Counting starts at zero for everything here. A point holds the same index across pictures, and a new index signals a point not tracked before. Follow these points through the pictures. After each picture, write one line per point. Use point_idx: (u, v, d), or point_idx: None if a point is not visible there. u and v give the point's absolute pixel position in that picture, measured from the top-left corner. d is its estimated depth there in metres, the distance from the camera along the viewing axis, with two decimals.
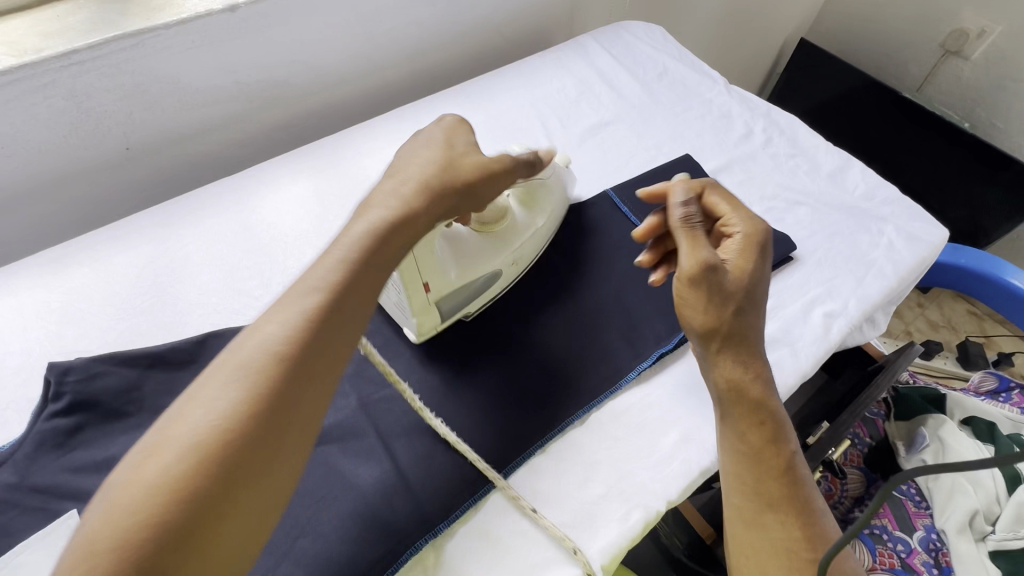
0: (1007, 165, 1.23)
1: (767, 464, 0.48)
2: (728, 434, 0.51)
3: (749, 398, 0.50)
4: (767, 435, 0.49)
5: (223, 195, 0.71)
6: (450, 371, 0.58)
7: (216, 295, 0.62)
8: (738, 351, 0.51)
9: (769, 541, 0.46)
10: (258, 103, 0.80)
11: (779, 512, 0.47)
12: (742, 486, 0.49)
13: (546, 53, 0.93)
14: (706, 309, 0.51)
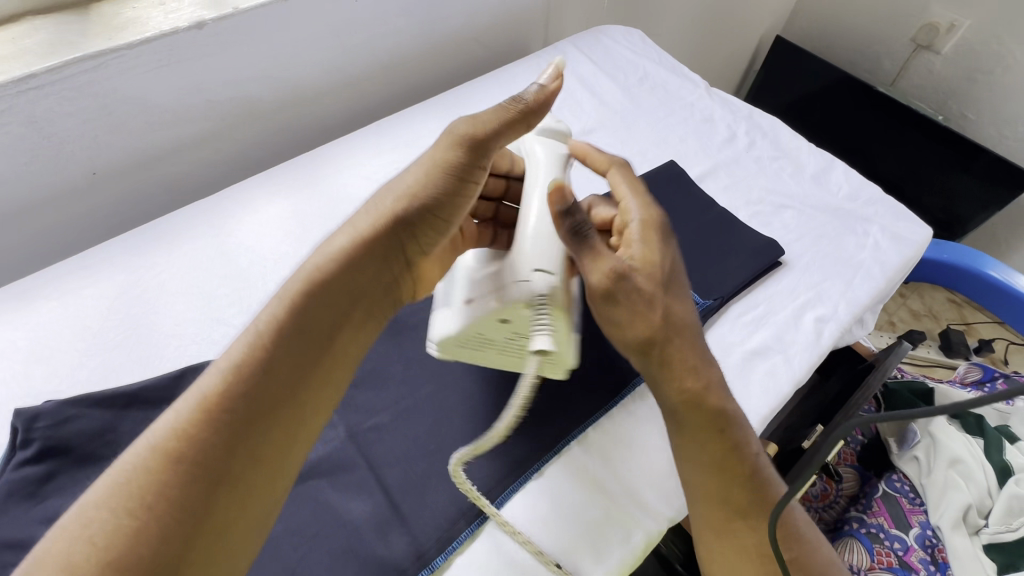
0: (977, 155, 1.26)
1: (731, 472, 0.47)
2: (688, 449, 0.48)
3: (705, 408, 0.48)
4: (727, 442, 0.47)
5: (198, 219, 0.69)
6: (441, 395, 0.56)
7: (193, 326, 0.60)
8: (682, 359, 0.49)
9: (743, 549, 0.46)
10: (231, 121, 0.77)
11: (750, 520, 0.46)
12: (707, 497, 0.47)
13: (526, 61, 0.92)
14: (639, 319, 0.48)
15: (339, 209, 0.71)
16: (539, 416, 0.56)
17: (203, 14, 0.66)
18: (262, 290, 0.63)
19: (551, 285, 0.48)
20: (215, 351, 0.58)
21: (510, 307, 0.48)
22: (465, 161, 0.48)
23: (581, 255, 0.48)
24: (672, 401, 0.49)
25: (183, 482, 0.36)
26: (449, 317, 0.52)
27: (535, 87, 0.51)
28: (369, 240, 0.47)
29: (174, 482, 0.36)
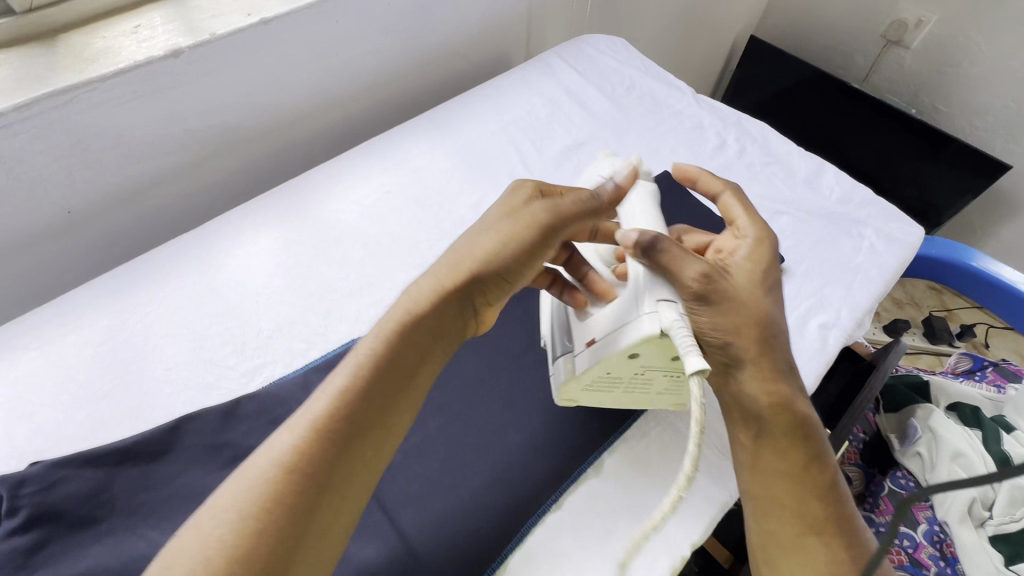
0: (946, 144, 1.29)
1: (806, 481, 0.49)
2: (765, 454, 0.50)
3: (787, 414, 0.50)
4: (807, 451, 0.49)
5: (184, 255, 0.66)
6: (452, 429, 0.55)
7: (185, 370, 0.57)
8: (768, 366, 0.50)
9: (813, 565, 0.47)
10: (213, 149, 0.74)
11: (823, 535, 0.47)
12: (781, 509, 0.49)
13: (511, 74, 0.91)
14: (733, 324, 0.50)
15: (331, 237, 0.69)
16: (554, 445, 0.55)
17: (180, 42, 0.64)
18: (257, 327, 0.60)
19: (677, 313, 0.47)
20: (211, 395, 0.55)
21: (639, 343, 0.47)
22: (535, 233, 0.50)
23: (676, 253, 0.49)
24: (751, 405, 0.50)
25: (259, 529, 0.35)
26: (574, 360, 0.53)
27: (615, 177, 0.55)
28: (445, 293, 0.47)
29: (249, 526, 0.35)
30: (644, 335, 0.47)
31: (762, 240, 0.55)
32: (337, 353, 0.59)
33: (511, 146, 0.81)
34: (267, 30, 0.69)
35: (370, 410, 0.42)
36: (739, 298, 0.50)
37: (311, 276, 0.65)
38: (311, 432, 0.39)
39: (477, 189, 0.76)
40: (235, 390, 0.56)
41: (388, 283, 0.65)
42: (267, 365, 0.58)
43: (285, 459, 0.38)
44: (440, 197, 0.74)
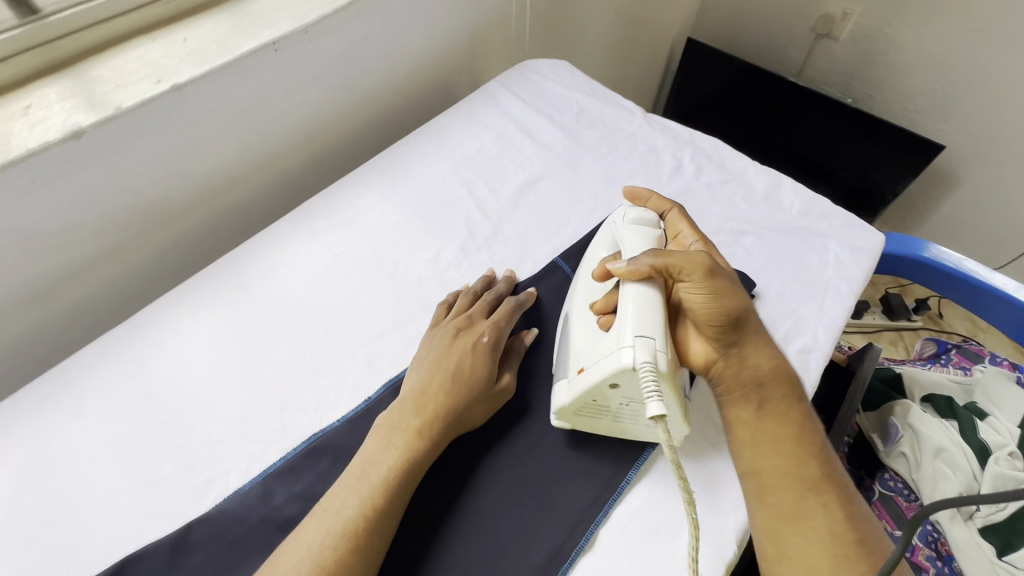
0: (879, 125, 1.33)
1: (804, 440, 0.50)
2: (767, 423, 0.51)
3: (784, 381, 0.53)
4: (800, 411, 0.52)
5: (112, 356, 0.59)
6: (431, 520, 0.49)
7: (124, 496, 0.50)
8: (758, 336, 0.54)
9: (817, 529, 0.46)
10: (136, 229, 0.67)
11: (822, 497, 0.48)
12: (783, 477, 0.49)
13: (455, 110, 0.87)
14: (735, 298, 0.52)
15: (278, 314, 0.63)
16: (546, 525, 0.49)
17: (80, 121, 0.57)
18: (203, 433, 0.54)
19: (655, 350, 0.47)
20: (157, 523, 0.49)
21: (619, 373, 0.47)
22: (491, 390, 0.54)
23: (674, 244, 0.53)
24: (751, 377, 0.52)
25: None
26: (565, 387, 0.52)
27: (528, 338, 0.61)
28: (427, 431, 0.50)
29: None
30: (621, 368, 0.46)
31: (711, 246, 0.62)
32: (298, 453, 0.53)
33: (463, 189, 0.77)
34: (180, 96, 0.63)
35: (405, 499, 0.47)
36: (733, 278, 0.54)
37: (261, 363, 0.59)
38: (348, 535, 0.44)
39: (433, 240, 0.71)
40: (183, 513, 0.50)
41: (347, 361, 0.60)
42: (219, 476, 0.52)
43: (329, 558, 0.42)
44: (393, 255, 0.69)
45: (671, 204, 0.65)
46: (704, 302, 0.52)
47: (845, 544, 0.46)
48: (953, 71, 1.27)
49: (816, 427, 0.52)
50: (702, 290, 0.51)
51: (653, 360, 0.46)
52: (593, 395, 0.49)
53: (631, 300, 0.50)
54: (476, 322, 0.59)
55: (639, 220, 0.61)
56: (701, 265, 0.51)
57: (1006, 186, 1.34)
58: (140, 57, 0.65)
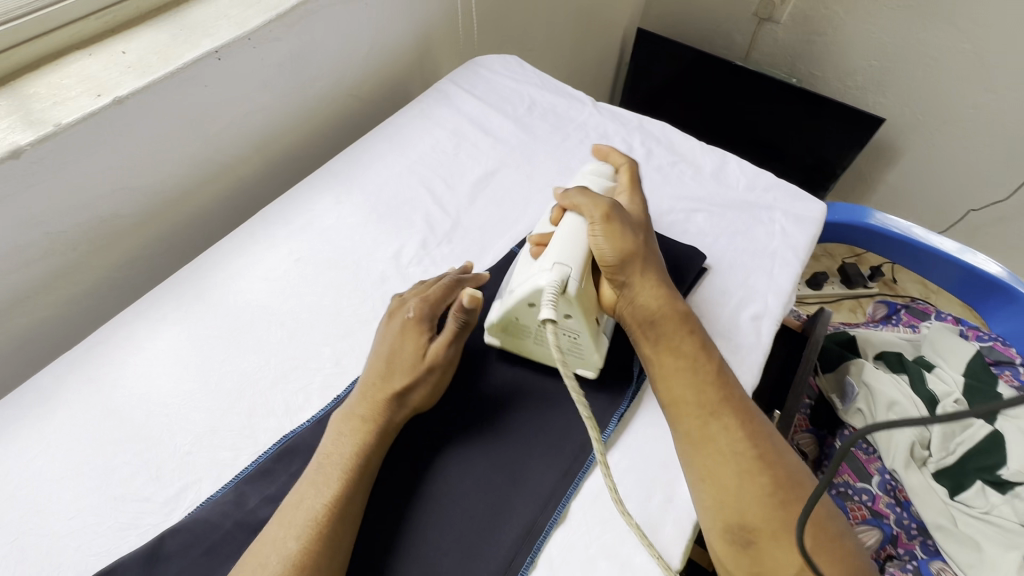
0: (824, 103, 1.38)
1: (704, 368, 0.53)
2: (663, 356, 0.54)
3: (675, 316, 0.55)
4: (697, 342, 0.54)
5: (70, 377, 0.58)
6: (406, 509, 0.50)
7: (93, 514, 0.50)
8: (653, 276, 0.57)
9: (720, 451, 0.49)
10: (87, 248, 0.66)
11: (723, 420, 0.50)
12: (686, 406, 0.51)
13: (408, 109, 0.88)
14: (629, 243, 0.56)
15: (240, 323, 0.63)
16: (520, 502, 0.51)
17: (18, 140, 0.56)
18: (171, 444, 0.54)
19: (566, 275, 0.52)
20: (129, 537, 0.49)
21: (533, 291, 0.52)
22: (416, 368, 0.54)
23: (582, 196, 0.59)
24: (645, 315, 0.55)
25: None
26: (498, 304, 0.58)
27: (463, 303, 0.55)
28: (373, 420, 0.51)
29: None
30: (535, 287, 0.52)
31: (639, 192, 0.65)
32: (269, 456, 0.53)
33: (421, 186, 0.78)
34: (123, 109, 0.62)
35: (367, 488, 0.49)
36: (632, 225, 0.58)
37: (226, 372, 0.59)
38: (311, 526, 0.45)
39: (394, 239, 0.72)
40: (155, 525, 0.49)
41: (314, 362, 0.60)
42: (190, 486, 0.52)
43: (296, 551, 0.43)
44: (354, 255, 0.70)
45: (625, 159, 0.69)
46: (601, 243, 0.56)
47: (747, 461, 0.48)
48: (886, 47, 1.34)
49: (715, 354, 0.54)
50: (601, 231, 0.56)
51: (562, 283, 0.51)
52: (517, 314, 0.55)
53: (560, 230, 0.56)
54: (408, 301, 0.59)
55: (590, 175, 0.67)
56: (601, 208, 0.57)
57: (943, 153, 1.42)
58: (78, 72, 0.64)
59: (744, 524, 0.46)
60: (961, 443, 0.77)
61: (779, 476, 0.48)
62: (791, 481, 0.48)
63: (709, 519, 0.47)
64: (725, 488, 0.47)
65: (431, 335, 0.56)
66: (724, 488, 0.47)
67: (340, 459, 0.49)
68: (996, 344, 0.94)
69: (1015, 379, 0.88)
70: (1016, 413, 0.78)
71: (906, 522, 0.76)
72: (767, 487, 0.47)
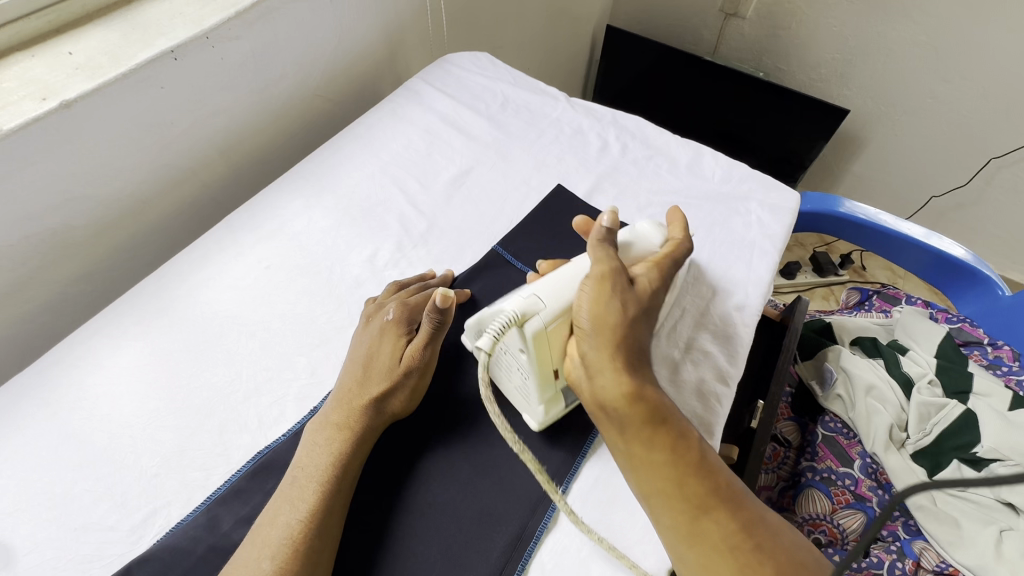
0: (791, 96, 1.40)
1: (683, 459, 0.45)
2: (636, 448, 0.46)
3: (649, 403, 0.46)
4: (672, 433, 0.46)
5: (24, 401, 0.54)
6: (392, 521, 0.48)
7: (53, 547, 0.46)
8: (626, 356, 0.48)
9: (713, 549, 0.43)
10: (37, 261, 0.62)
11: (712, 512, 0.44)
12: (668, 501, 0.45)
13: (378, 109, 0.85)
14: (610, 311, 0.49)
15: (208, 335, 0.60)
16: (510, 508, 0.50)
17: None
18: (137, 467, 0.51)
19: (534, 309, 0.48)
20: (92, 569, 0.45)
21: (496, 308, 0.50)
22: (391, 372, 0.52)
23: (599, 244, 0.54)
24: (610, 400, 0.47)
25: None
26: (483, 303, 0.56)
27: (434, 301, 0.52)
28: (348, 429, 0.49)
29: None
30: (501, 307, 0.49)
31: (673, 257, 0.57)
32: (243, 474, 0.51)
33: (394, 187, 0.75)
34: (73, 113, 0.58)
35: (345, 500, 0.47)
36: (625, 292, 0.50)
37: (195, 387, 0.56)
38: (287, 544, 0.42)
39: (368, 242, 0.70)
40: (121, 555, 0.46)
41: (289, 373, 0.58)
42: (158, 511, 0.49)
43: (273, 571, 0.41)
44: (328, 260, 0.67)
45: (685, 234, 0.60)
46: (583, 303, 0.49)
47: (744, 558, 0.42)
48: (848, 39, 1.37)
49: (692, 439, 0.46)
50: (591, 288, 0.50)
51: (523, 318, 0.48)
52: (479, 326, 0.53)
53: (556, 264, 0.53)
54: (387, 303, 0.58)
55: (644, 227, 0.59)
56: (602, 265, 0.51)
57: (905, 141, 1.46)
58: (19, 75, 0.59)
59: None
60: (937, 423, 0.79)
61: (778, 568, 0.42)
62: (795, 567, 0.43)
63: None
64: None
65: (410, 338, 0.54)
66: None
67: (315, 471, 0.47)
68: (965, 324, 0.95)
69: (984, 358, 0.90)
70: (985, 391, 0.81)
71: (888, 503, 0.78)
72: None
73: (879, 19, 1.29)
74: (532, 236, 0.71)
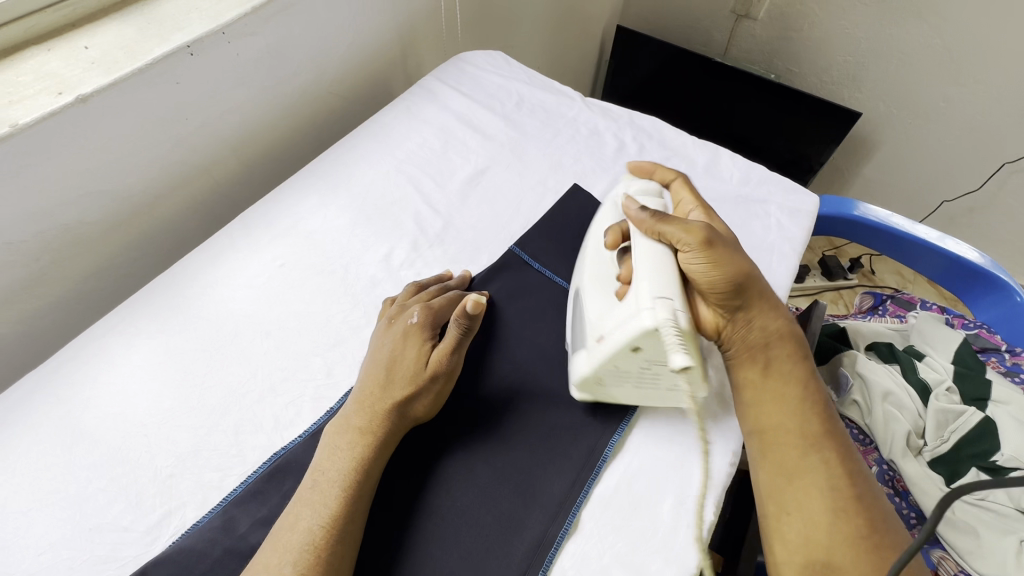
0: (803, 98, 1.39)
1: (809, 400, 0.52)
2: (769, 382, 0.53)
3: (788, 344, 0.55)
4: (803, 373, 0.53)
5: (38, 399, 0.53)
6: (409, 525, 0.48)
7: (67, 547, 0.46)
8: (765, 304, 0.56)
9: (816, 486, 0.48)
10: (50, 258, 0.61)
11: (821, 455, 0.49)
12: (785, 435, 0.51)
13: (392, 107, 0.85)
14: (736, 264, 0.54)
15: (223, 334, 0.59)
16: (529, 513, 0.49)
17: None
18: (152, 466, 0.50)
19: (675, 308, 0.48)
20: (106, 571, 0.45)
21: (642, 334, 0.47)
22: (419, 374, 0.51)
23: (663, 216, 0.56)
24: (754, 338, 0.55)
25: None
26: (585, 354, 0.52)
27: (466, 306, 0.54)
28: (372, 433, 0.48)
29: None
30: (644, 330, 0.47)
31: (706, 208, 0.63)
32: (258, 476, 0.50)
33: (409, 186, 0.75)
34: (88, 108, 0.58)
35: (365, 506, 0.46)
36: (734, 248, 0.55)
37: (209, 387, 0.55)
38: (309, 551, 0.42)
39: (383, 241, 0.69)
40: (135, 556, 0.46)
41: (304, 373, 0.57)
42: (173, 512, 0.48)
43: None
44: (343, 259, 0.67)
45: (674, 171, 0.67)
46: (704, 271, 0.53)
47: (844, 500, 0.47)
48: (861, 42, 1.35)
49: (820, 386, 0.53)
50: (700, 257, 0.53)
51: (676, 318, 0.47)
52: (613, 364, 0.50)
53: (645, 259, 0.52)
54: (410, 306, 0.57)
55: (646, 191, 0.63)
56: (697, 233, 0.53)
57: (917, 145, 1.45)
58: (34, 69, 0.59)
59: (829, 561, 0.45)
60: (955, 430, 0.77)
61: (875, 518, 0.46)
62: (887, 525, 0.46)
63: (790, 551, 0.46)
64: (816, 523, 0.46)
65: (434, 343, 0.54)
66: (815, 524, 0.46)
67: (337, 475, 0.46)
68: (982, 330, 0.94)
69: (1002, 364, 0.89)
70: (1004, 399, 0.79)
71: (905, 511, 0.77)
72: (863, 528, 0.45)
73: (893, 21, 1.28)
74: (550, 238, 0.70)
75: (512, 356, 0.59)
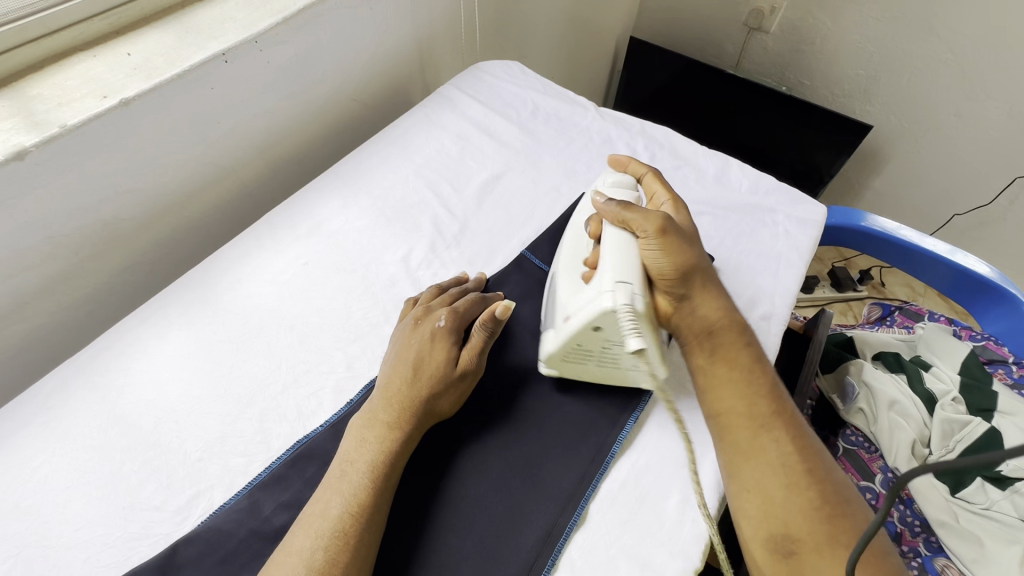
0: (813, 108, 1.41)
1: (756, 382, 0.54)
2: (719, 366, 0.55)
3: (734, 329, 0.57)
4: (751, 357, 0.56)
5: (76, 385, 0.56)
6: (424, 512, 0.50)
7: (103, 523, 0.48)
8: (713, 293, 0.58)
9: (769, 462, 0.50)
10: (88, 252, 0.65)
11: (771, 433, 0.51)
12: (736, 416, 0.52)
13: (413, 113, 0.88)
14: (686, 254, 0.57)
15: (249, 327, 0.62)
16: (539, 504, 0.51)
17: (23, 141, 0.55)
18: (182, 450, 0.53)
19: (632, 292, 0.51)
20: (139, 547, 0.47)
21: (602, 315, 0.51)
22: (445, 373, 0.53)
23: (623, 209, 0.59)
24: (705, 324, 0.57)
25: None
26: (552, 334, 0.55)
27: (494, 311, 0.56)
28: (399, 427, 0.51)
29: None
30: (604, 311, 0.51)
31: (674, 200, 0.65)
32: (282, 461, 0.52)
33: (427, 190, 0.77)
34: (130, 112, 0.61)
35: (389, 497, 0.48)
36: (686, 238, 0.58)
37: (236, 377, 0.58)
38: (339, 538, 0.44)
39: (402, 242, 0.71)
40: (166, 534, 0.48)
41: (326, 366, 0.59)
42: (202, 493, 0.50)
43: (322, 561, 0.43)
44: (364, 259, 0.69)
45: (644, 165, 0.70)
46: (658, 259, 0.56)
47: (795, 476, 0.49)
48: (872, 55, 1.37)
49: (768, 369, 0.55)
50: (656, 245, 0.56)
51: (632, 301, 0.51)
52: (577, 343, 0.53)
53: (611, 244, 0.56)
54: (435, 308, 0.59)
55: (620, 182, 0.66)
56: (654, 222, 0.56)
57: (928, 158, 1.46)
58: (81, 73, 0.63)
59: (788, 534, 0.47)
60: (960, 440, 0.78)
61: (824, 488, 0.48)
62: (837, 498, 0.48)
63: (752, 528, 0.48)
64: (770, 500, 0.48)
65: (459, 344, 0.56)
66: (769, 500, 0.48)
67: (364, 467, 0.48)
68: (988, 342, 0.94)
69: (1008, 376, 0.89)
70: (1009, 410, 0.79)
71: (909, 518, 0.75)
72: (813, 500, 0.47)
73: (904, 36, 1.30)
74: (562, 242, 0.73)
75: (524, 355, 0.61)
